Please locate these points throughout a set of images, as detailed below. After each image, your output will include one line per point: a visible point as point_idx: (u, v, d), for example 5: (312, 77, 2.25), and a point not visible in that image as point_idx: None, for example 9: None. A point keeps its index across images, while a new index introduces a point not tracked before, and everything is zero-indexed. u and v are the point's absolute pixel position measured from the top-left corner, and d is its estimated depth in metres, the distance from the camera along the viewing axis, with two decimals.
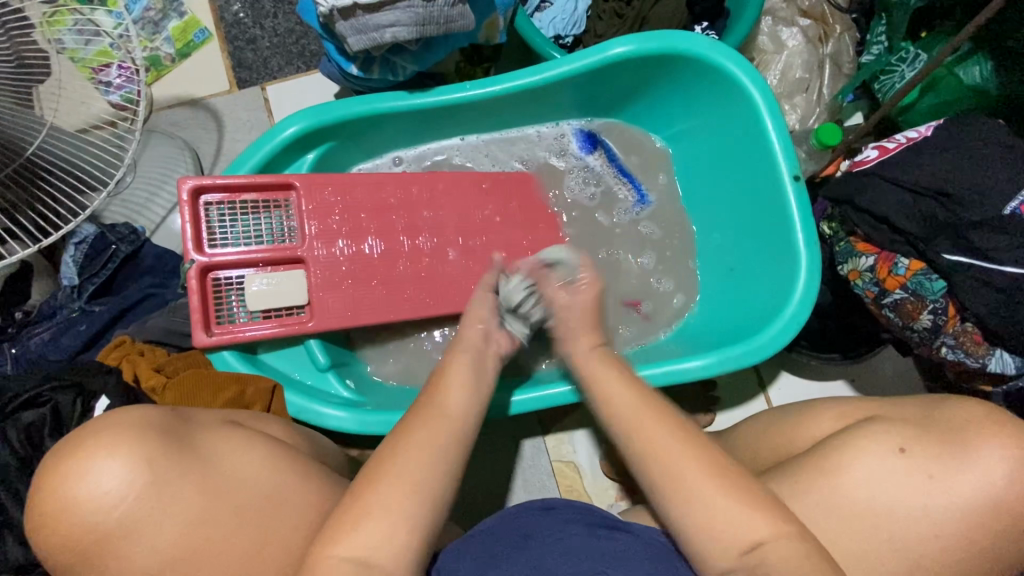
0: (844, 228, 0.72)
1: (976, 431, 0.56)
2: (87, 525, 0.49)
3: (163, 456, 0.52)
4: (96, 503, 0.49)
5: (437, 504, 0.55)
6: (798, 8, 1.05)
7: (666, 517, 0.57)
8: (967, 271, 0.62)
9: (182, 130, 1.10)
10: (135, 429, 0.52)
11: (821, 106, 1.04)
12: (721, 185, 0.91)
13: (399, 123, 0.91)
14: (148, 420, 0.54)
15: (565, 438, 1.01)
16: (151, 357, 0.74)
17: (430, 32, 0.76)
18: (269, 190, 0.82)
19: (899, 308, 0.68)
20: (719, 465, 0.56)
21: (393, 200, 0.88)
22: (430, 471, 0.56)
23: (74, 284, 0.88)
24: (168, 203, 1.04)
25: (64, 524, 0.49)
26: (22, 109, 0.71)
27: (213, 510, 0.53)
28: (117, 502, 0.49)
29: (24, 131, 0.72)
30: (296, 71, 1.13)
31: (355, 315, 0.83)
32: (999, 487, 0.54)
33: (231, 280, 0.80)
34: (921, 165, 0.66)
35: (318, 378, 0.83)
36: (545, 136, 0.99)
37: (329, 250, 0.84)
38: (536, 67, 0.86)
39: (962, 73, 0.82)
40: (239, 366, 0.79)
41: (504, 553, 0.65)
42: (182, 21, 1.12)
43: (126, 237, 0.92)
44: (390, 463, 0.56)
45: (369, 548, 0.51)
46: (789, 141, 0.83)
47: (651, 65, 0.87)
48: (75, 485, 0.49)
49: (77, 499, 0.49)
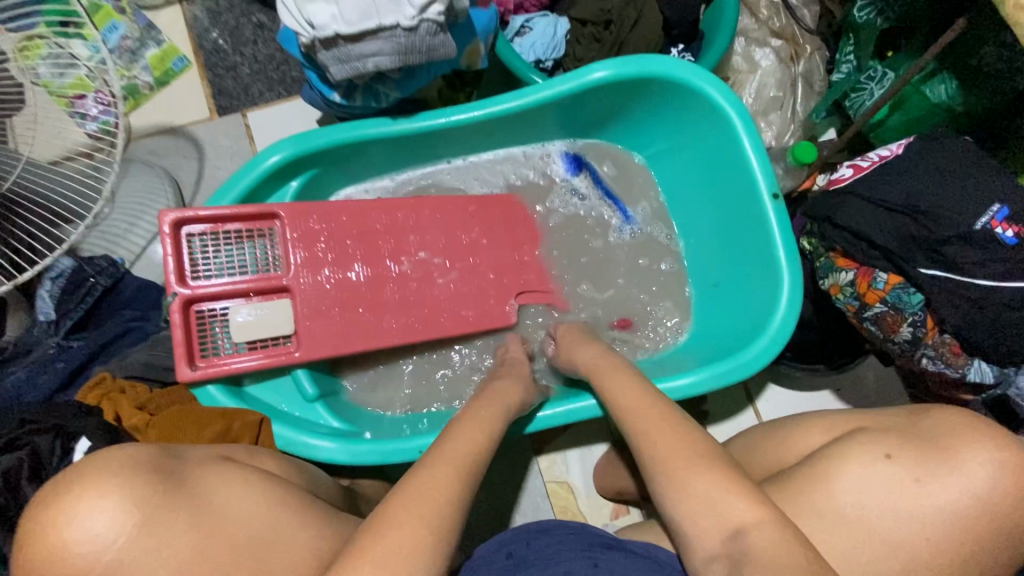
0: (823, 243, 0.74)
1: (961, 435, 0.56)
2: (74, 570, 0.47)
3: (157, 499, 0.51)
4: (89, 543, 0.47)
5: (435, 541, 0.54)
6: (770, 28, 1.09)
7: None
8: (943, 285, 0.64)
9: (161, 158, 1.09)
10: (128, 471, 0.51)
11: (795, 123, 1.09)
12: (703, 203, 0.93)
13: (383, 149, 0.91)
14: (141, 455, 0.53)
15: (558, 458, 1.00)
16: (133, 395, 0.73)
17: (412, 60, 0.76)
18: (253, 219, 0.81)
19: (879, 321, 0.69)
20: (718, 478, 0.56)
21: (378, 225, 0.88)
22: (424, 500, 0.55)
23: (51, 319, 0.86)
24: (148, 232, 1.02)
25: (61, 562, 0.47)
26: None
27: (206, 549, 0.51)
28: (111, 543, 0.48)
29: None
30: (277, 97, 1.13)
31: (343, 343, 0.82)
32: (986, 494, 0.54)
33: (215, 312, 0.79)
34: (893, 183, 0.68)
35: (306, 409, 0.82)
36: (530, 158, 1.00)
37: (315, 278, 0.83)
38: (518, 92, 0.88)
39: (929, 91, 0.85)
40: (224, 401, 0.77)
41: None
42: (160, 49, 1.12)
43: (105, 270, 0.90)
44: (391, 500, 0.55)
45: None
46: (767, 160, 0.85)
47: (631, 88, 0.89)
48: (62, 528, 0.47)
49: (69, 542, 0.47)
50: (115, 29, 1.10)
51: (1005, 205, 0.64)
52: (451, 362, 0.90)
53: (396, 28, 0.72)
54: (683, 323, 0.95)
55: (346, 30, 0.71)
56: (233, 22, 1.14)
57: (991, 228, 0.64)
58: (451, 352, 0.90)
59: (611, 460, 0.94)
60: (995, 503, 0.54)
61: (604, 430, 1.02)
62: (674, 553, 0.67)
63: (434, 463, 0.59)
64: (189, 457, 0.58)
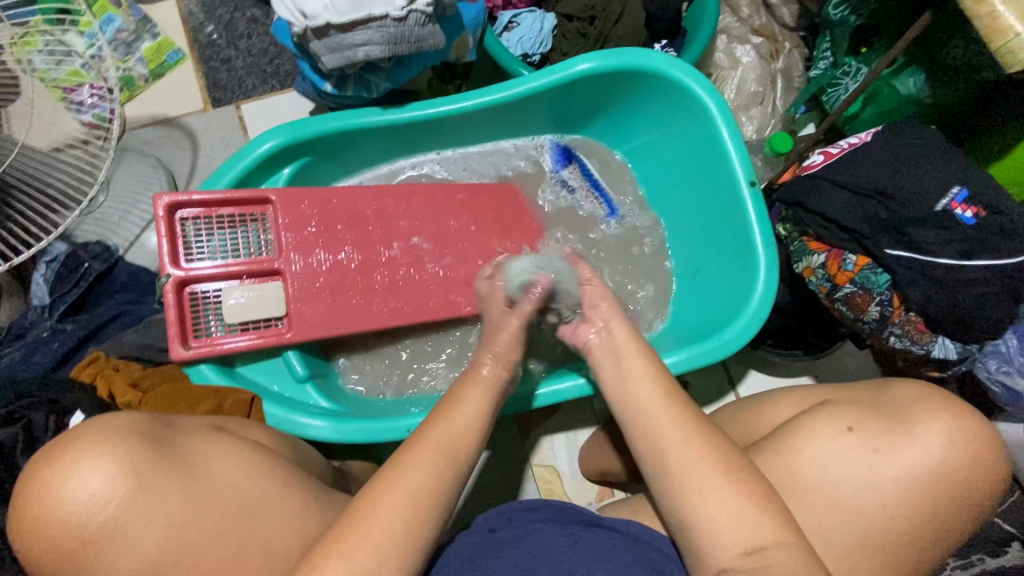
0: (797, 228, 0.77)
1: (920, 409, 0.59)
2: (67, 532, 0.49)
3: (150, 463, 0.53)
4: (83, 503, 0.49)
5: (419, 506, 0.56)
6: (750, 26, 1.13)
7: None
8: (907, 264, 0.68)
9: (156, 148, 1.11)
10: (126, 434, 0.54)
11: (776, 117, 1.12)
12: (685, 193, 0.96)
13: (374, 138, 0.94)
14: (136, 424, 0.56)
15: (545, 442, 1.03)
16: (125, 373, 0.74)
17: (401, 50, 0.79)
18: (245, 204, 0.83)
19: (849, 301, 0.72)
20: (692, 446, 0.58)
21: (369, 212, 0.90)
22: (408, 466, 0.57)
23: (46, 303, 0.88)
24: (143, 220, 1.04)
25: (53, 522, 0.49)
26: None
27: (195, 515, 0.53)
28: (104, 504, 0.50)
29: None
30: (270, 90, 1.15)
31: (333, 325, 0.84)
32: (941, 461, 0.57)
33: (207, 294, 0.80)
34: (861, 168, 0.71)
35: (296, 390, 0.84)
36: (519, 149, 1.03)
37: (306, 261, 0.85)
38: (505, 84, 0.90)
39: (900, 85, 0.88)
40: (216, 380, 0.79)
41: (489, 552, 0.66)
42: (155, 42, 1.14)
43: (99, 254, 0.93)
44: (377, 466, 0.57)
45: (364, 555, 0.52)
46: (745, 149, 0.87)
47: (614, 80, 0.92)
48: (60, 488, 0.49)
49: (64, 501, 0.49)
50: (111, 22, 1.13)
51: (964, 188, 0.67)
52: (441, 345, 0.92)
53: (386, 18, 0.75)
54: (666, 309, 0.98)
55: (337, 20, 0.74)
56: (228, 16, 1.16)
57: (951, 209, 0.67)
58: (439, 337, 0.92)
59: (596, 443, 0.96)
60: (951, 469, 0.57)
61: (589, 415, 1.05)
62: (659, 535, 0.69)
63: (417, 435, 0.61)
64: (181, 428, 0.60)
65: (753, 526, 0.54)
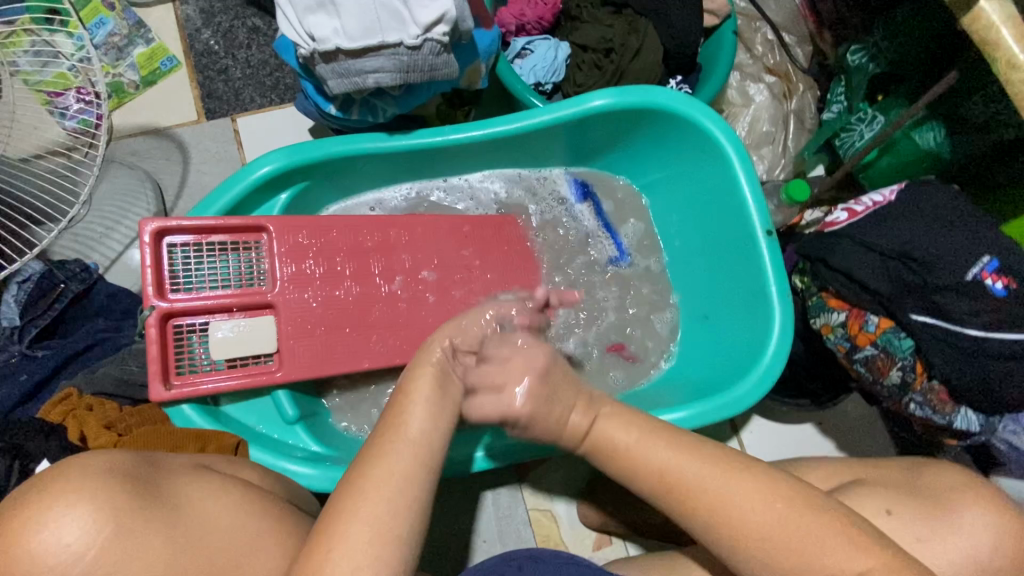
0: (816, 283, 0.75)
1: (962, 498, 0.62)
2: None
3: (131, 509, 0.49)
4: (56, 556, 0.45)
5: None
6: (764, 64, 1.11)
7: None
8: (932, 331, 0.65)
9: (143, 160, 1.05)
10: (106, 475, 0.50)
11: (786, 158, 1.10)
12: (696, 235, 0.93)
13: (377, 164, 0.90)
14: (118, 463, 0.52)
15: (541, 485, 0.99)
16: (100, 413, 0.69)
17: (413, 79, 0.75)
18: (238, 232, 0.78)
19: (870, 363, 0.70)
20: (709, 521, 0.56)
21: (370, 243, 0.86)
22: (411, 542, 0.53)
23: (15, 326, 0.81)
24: (126, 237, 0.98)
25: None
26: None
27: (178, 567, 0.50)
28: (80, 556, 0.46)
29: None
30: (269, 103, 1.10)
31: (327, 364, 0.80)
32: (981, 547, 0.60)
33: (194, 327, 0.75)
34: (888, 228, 0.69)
35: (285, 432, 0.79)
36: (526, 180, 0.99)
37: (301, 295, 0.80)
38: (517, 115, 0.87)
39: (918, 137, 0.87)
40: (198, 422, 0.73)
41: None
42: (149, 48, 1.09)
43: (77, 275, 0.86)
44: (375, 542, 0.52)
45: None
46: (761, 196, 0.85)
47: (630, 117, 0.89)
48: (31, 537, 0.45)
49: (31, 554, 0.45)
50: (102, 24, 1.07)
51: (995, 257, 0.65)
52: None
53: (400, 46, 0.71)
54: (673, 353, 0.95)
55: (347, 45, 0.70)
56: (227, 25, 1.12)
57: (982, 279, 0.65)
58: None
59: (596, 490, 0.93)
60: None
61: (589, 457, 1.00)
62: None
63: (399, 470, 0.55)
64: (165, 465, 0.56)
65: None
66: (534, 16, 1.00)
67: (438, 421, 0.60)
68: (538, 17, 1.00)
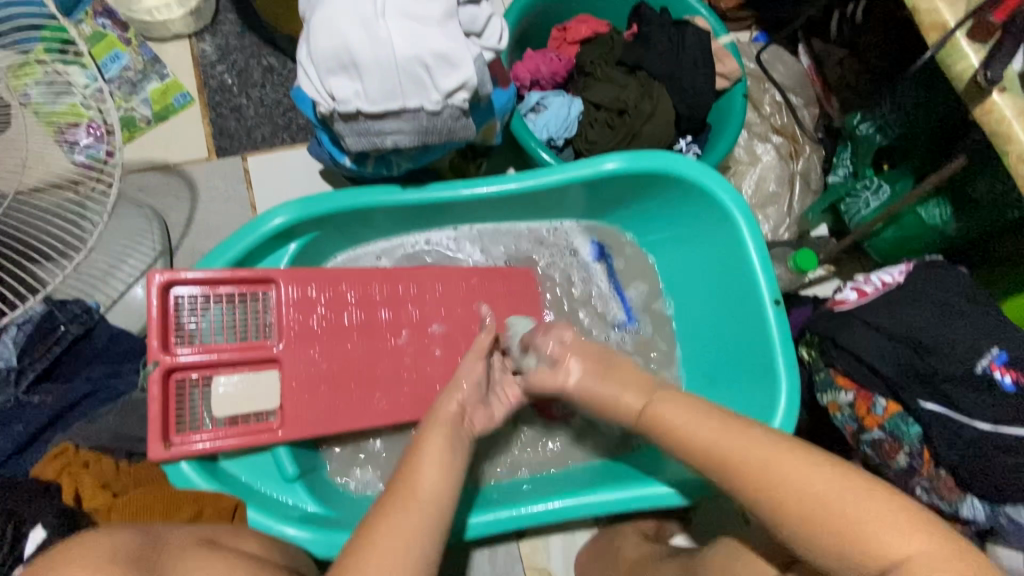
0: (824, 360, 0.75)
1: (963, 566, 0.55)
2: None
3: None
4: None
5: None
6: (771, 124, 1.13)
7: None
8: (939, 420, 0.66)
9: (151, 196, 1.05)
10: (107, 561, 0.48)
11: (791, 217, 1.11)
12: (704, 299, 0.93)
13: (388, 215, 0.89)
14: (119, 546, 0.51)
15: (541, 544, 0.97)
16: (97, 470, 0.68)
17: (431, 140, 0.75)
18: (247, 284, 0.77)
19: (876, 445, 0.70)
20: None
21: (379, 296, 0.85)
22: None
23: (12, 366, 0.80)
24: (129, 276, 0.97)
25: None
26: None
27: None
28: None
29: None
30: (281, 143, 1.10)
31: (330, 421, 0.79)
32: None
33: (196, 380, 0.74)
34: (899, 313, 0.69)
35: (285, 490, 0.77)
36: (535, 232, 0.99)
37: (308, 348, 0.80)
38: (530, 173, 0.88)
39: (924, 213, 0.87)
40: (197, 481, 0.71)
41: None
42: (163, 84, 1.09)
43: (78, 317, 0.84)
44: None
45: None
46: (769, 263, 0.85)
47: (641, 179, 0.90)
48: None
49: None
50: (117, 59, 1.07)
51: (1002, 349, 0.66)
52: None
53: (420, 110, 0.71)
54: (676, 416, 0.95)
55: (368, 108, 0.70)
56: (243, 63, 1.12)
57: (990, 373, 0.65)
58: None
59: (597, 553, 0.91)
60: None
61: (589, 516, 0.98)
62: None
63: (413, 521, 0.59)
64: (170, 546, 0.55)
65: None
66: (549, 72, 1.02)
67: (447, 477, 0.65)
68: (553, 73, 1.02)
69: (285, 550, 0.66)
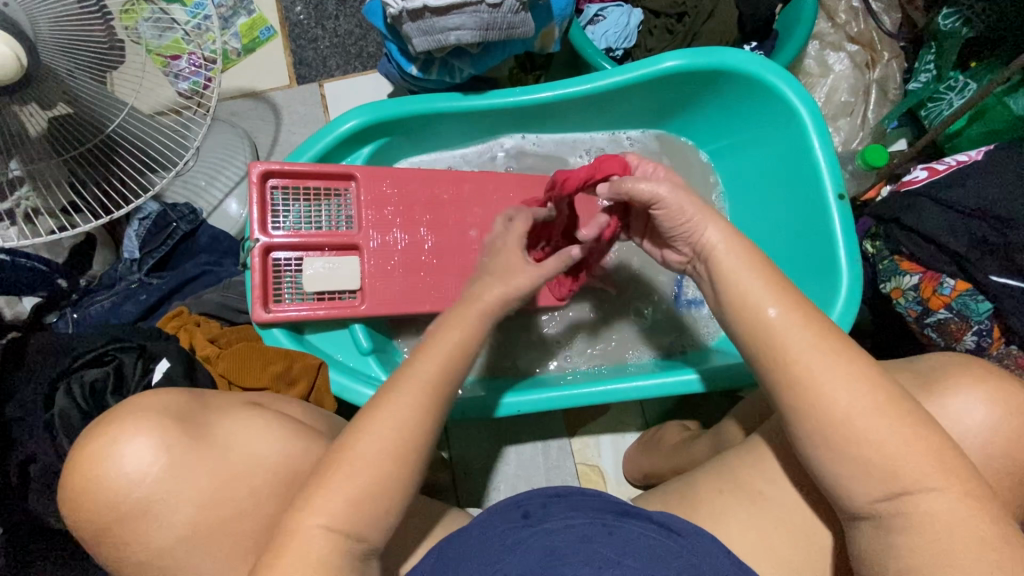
0: (888, 247, 0.77)
1: (1003, 441, 0.56)
2: (110, 503, 0.55)
3: (176, 444, 0.57)
4: (122, 479, 0.55)
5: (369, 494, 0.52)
6: (846, 33, 1.07)
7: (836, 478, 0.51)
8: (1011, 293, 0.68)
9: (242, 120, 1.16)
10: (146, 421, 0.57)
11: (864, 131, 1.06)
12: (778, 198, 0.91)
13: (452, 124, 0.95)
14: (164, 404, 0.60)
15: (591, 440, 1.03)
16: (206, 329, 0.82)
17: (491, 37, 0.79)
18: (331, 178, 0.86)
19: (943, 328, 0.72)
20: (889, 435, 0.49)
21: (445, 196, 0.91)
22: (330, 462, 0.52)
23: (135, 257, 0.94)
24: (226, 186, 1.08)
25: (95, 496, 0.55)
26: (99, 86, 0.68)
27: (219, 496, 0.59)
28: (137, 484, 0.55)
29: (104, 112, 0.69)
30: (353, 70, 1.19)
31: (402, 303, 0.86)
32: (996, 462, 0.56)
33: (288, 262, 0.84)
34: (964, 188, 0.72)
35: (359, 361, 0.86)
36: (592, 142, 1.02)
37: (384, 239, 0.87)
38: (589, 76, 0.90)
39: (1013, 103, 0.84)
40: (286, 343, 0.82)
41: (462, 561, 0.60)
42: (250, 18, 1.18)
43: (187, 216, 0.97)
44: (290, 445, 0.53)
45: (317, 505, 0.50)
46: (836, 160, 0.84)
47: (701, 79, 0.90)
48: (103, 468, 0.55)
49: (103, 480, 0.55)
50: None
51: None
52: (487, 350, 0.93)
53: (481, 3, 0.76)
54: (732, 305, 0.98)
55: (434, 3, 0.75)
56: None
57: None
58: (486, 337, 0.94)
59: (644, 444, 0.96)
60: None
61: (637, 418, 1.04)
62: (717, 539, 0.60)
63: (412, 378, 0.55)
64: (213, 403, 0.64)
65: (869, 499, 0.50)
66: None
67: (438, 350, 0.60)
68: None
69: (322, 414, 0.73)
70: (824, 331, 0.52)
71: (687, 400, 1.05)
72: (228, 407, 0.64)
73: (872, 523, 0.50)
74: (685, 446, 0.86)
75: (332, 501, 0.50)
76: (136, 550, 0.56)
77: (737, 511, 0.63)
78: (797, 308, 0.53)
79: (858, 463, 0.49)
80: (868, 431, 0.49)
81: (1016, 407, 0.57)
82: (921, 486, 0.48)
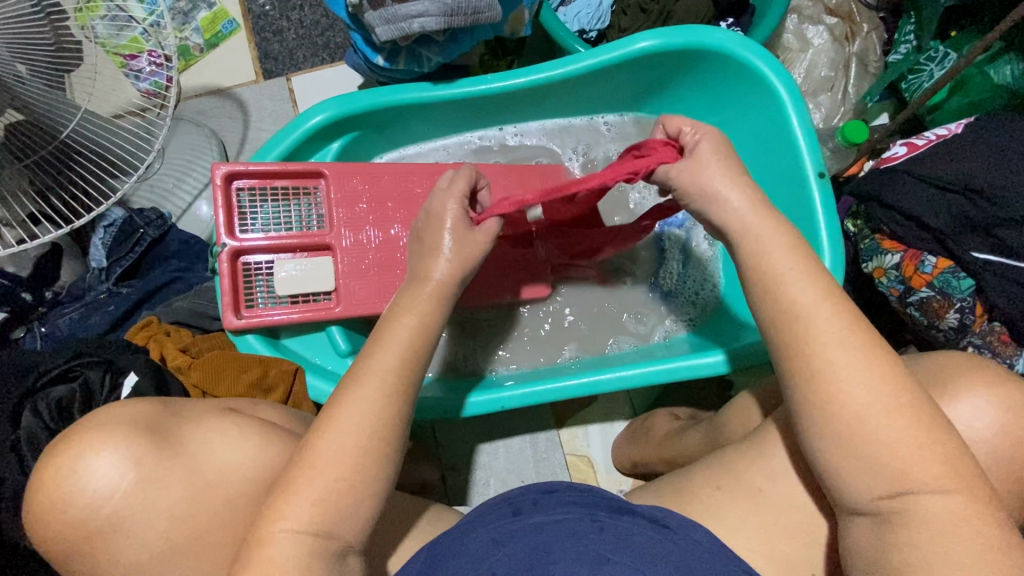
0: (870, 225, 0.76)
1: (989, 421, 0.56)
2: (74, 522, 0.52)
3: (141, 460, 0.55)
4: (87, 496, 0.52)
5: (344, 506, 0.50)
6: (825, 5, 1.04)
7: (821, 467, 0.50)
8: (993, 269, 0.67)
9: (208, 119, 1.12)
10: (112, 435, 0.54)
11: (846, 106, 1.04)
12: (760, 177, 0.89)
13: (423, 116, 0.92)
14: (134, 416, 0.57)
15: (581, 431, 1.03)
16: (176, 339, 0.79)
17: (457, 22, 0.76)
18: (299, 177, 0.83)
19: (926, 306, 0.71)
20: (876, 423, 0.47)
21: (419, 190, 0.88)
22: (301, 476, 0.50)
23: (102, 266, 0.91)
24: (194, 189, 1.05)
25: (54, 518, 0.52)
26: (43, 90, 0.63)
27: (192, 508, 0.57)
28: (99, 503, 0.53)
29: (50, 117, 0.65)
30: (321, 62, 1.15)
31: (379, 302, 0.84)
32: (983, 443, 0.56)
33: (260, 266, 0.82)
34: (946, 162, 0.70)
35: (338, 363, 0.85)
36: (568, 128, 0.99)
37: (357, 237, 0.85)
38: (562, 60, 0.87)
39: (994, 72, 0.82)
40: (262, 350, 0.80)
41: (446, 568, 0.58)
42: (211, 12, 1.14)
43: (154, 221, 0.94)
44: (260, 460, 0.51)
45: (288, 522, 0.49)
46: (816, 138, 0.82)
47: (677, 59, 0.87)
48: (67, 487, 0.52)
49: (67, 498, 0.52)
50: None
51: None
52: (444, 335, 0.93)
53: None
54: (715, 290, 0.96)
55: None
56: None
57: None
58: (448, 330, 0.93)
59: (633, 432, 0.96)
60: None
61: (625, 407, 1.04)
62: (703, 530, 0.59)
63: (383, 384, 0.54)
64: (186, 411, 0.61)
65: (858, 488, 0.48)
66: None
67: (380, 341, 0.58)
68: None
69: (302, 421, 0.72)
70: (804, 319, 0.51)
71: (675, 386, 1.04)
72: (201, 415, 0.62)
73: (873, 519, 0.48)
74: (675, 436, 0.85)
75: (291, 522, 0.48)
76: (113, 563, 0.54)
77: (725, 501, 0.63)
78: (775, 296, 0.52)
79: (843, 452, 0.48)
80: (850, 419, 0.48)
81: (997, 382, 0.56)
82: (915, 477, 0.46)
